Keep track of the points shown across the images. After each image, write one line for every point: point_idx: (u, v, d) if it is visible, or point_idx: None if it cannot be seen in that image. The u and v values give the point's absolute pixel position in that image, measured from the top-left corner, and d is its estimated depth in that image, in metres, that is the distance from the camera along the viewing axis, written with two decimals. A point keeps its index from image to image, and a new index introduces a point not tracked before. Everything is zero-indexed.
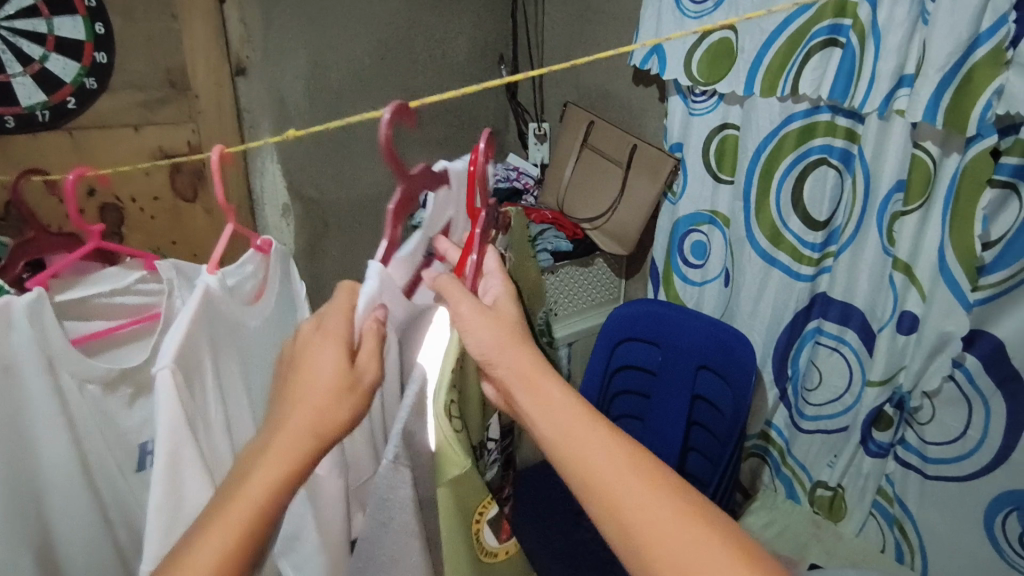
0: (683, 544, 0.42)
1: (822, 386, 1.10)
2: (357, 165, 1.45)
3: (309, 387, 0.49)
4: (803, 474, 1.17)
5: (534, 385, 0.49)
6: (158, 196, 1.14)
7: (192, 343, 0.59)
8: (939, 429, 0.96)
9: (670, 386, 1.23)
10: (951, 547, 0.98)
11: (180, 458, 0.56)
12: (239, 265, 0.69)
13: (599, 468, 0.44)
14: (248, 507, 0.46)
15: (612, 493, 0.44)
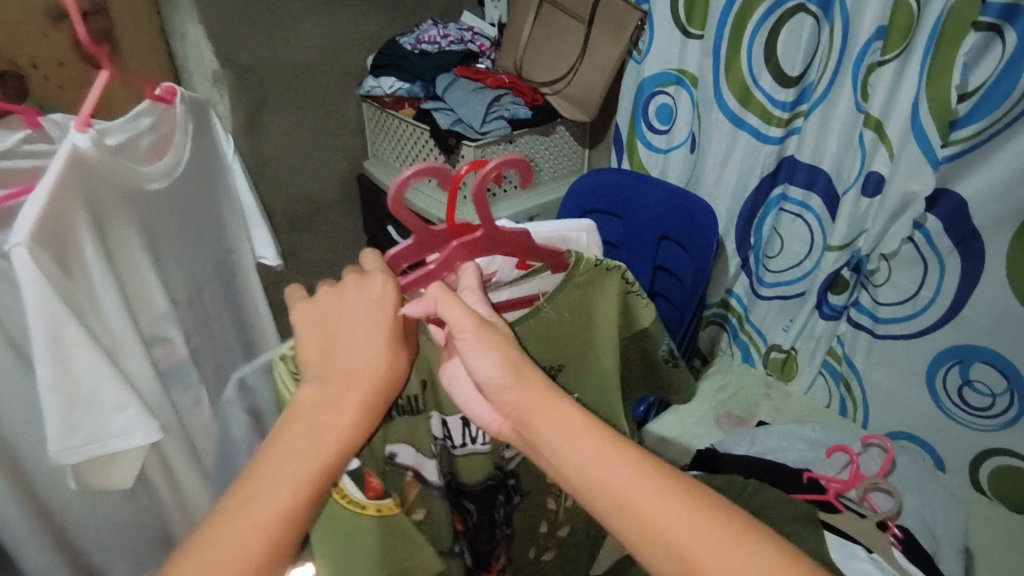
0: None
1: (783, 253, 1.09)
2: (292, 26, 1.30)
3: (355, 330, 0.47)
4: (759, 339, 1.19)
5: (558, 413, 0.44)
6: (64, 62, 1.00)
7: (60, 209, 0.56)
8: (893, 290, 0.96)
9: (631, 257, 1.21)
10: (892, 401, 1.02)
11: (66, 336, 0.55)
12: (132, 119, 0.67)
13: (652, 507, 0.40)
14: (319, 450, 0.43)
15: (693, 549, 0.39)
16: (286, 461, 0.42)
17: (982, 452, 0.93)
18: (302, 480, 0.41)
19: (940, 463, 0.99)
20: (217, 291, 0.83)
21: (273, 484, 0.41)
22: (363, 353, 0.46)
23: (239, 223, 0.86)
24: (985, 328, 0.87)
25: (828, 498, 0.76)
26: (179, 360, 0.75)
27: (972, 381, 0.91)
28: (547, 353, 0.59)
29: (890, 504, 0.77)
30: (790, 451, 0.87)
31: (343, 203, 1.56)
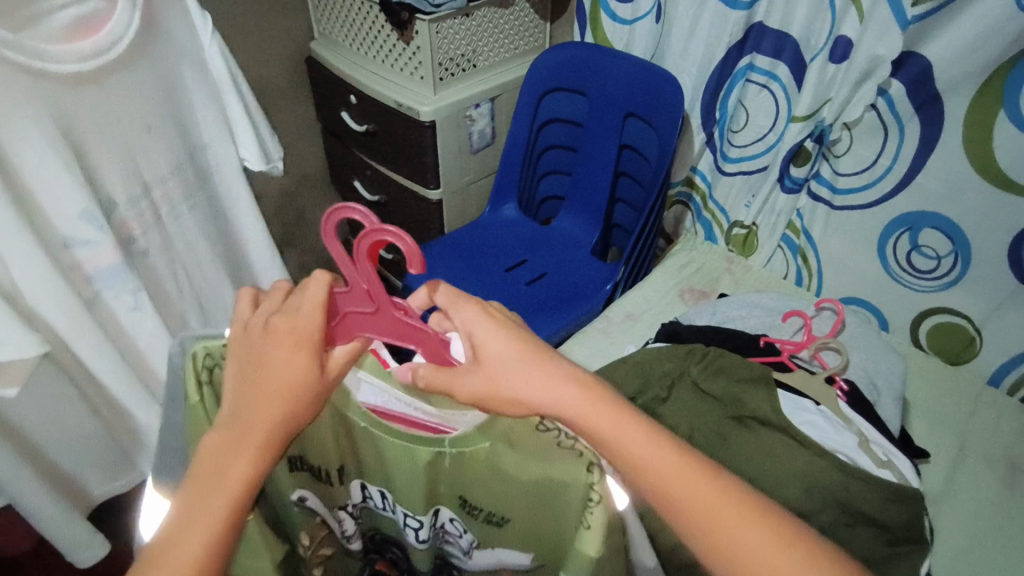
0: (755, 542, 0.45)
1: (748, 127, 1.08)
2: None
3: (273, 381, 0.48)
4: (721, 216, 1.21)
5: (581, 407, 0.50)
6: None
7: None
8: (853, 160, 0.97)
9: (596, 137, 1.18)
10: (844, 269, 1.07)
11: None
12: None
13: (670, 481, 0.47)
14: (227, 498, 0.45)
15: (704, 511, 0.46)
16: (198, 515, 0.44)
17: (923, 312, 0.99)
18: (208, 531, 0.44)
19: (884, 323, 1.05)
20: (178, 182, 0.78)
21: (187, 538, 0.44)
22: (276, 399, 0.48)
23: (209, 101, 0.77)
24: (939, 193, 0.89)
25: (782, 359, 0.82)
26: (105, 260, 0.72)
27: (920, 246, 0.95)
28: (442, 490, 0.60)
29: (837, 360, 0.83)
30: (749, 316, 0.92)
31: (294, 90, 1.47)
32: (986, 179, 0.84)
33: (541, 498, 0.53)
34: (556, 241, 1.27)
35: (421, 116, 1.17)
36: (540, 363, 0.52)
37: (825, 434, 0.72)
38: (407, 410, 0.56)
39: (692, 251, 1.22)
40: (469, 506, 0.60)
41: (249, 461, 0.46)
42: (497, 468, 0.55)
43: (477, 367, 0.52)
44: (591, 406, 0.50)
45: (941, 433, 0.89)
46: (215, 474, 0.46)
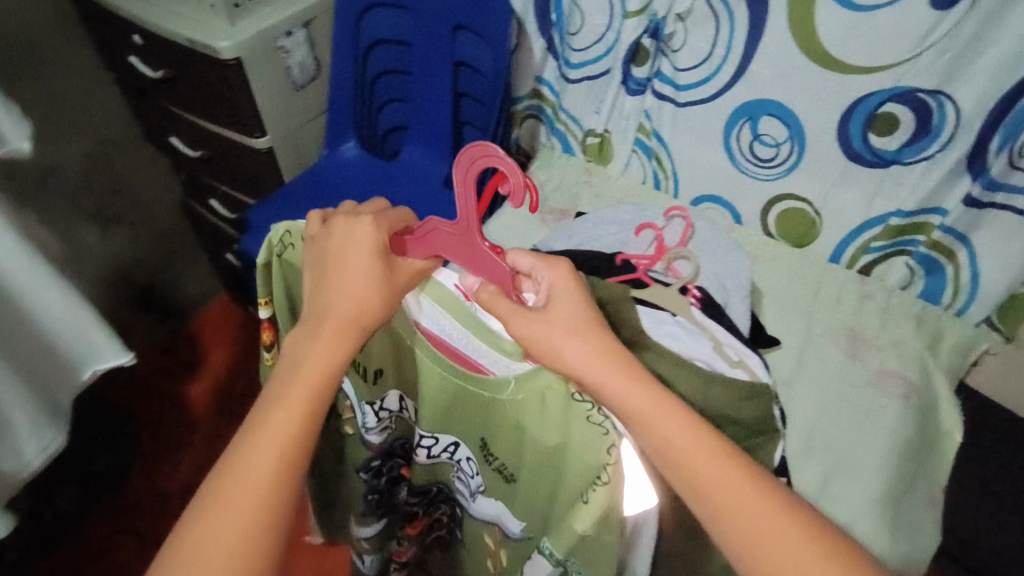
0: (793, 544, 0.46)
1: (585, 29, 1.00)
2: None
3: (346, 276, 0.59)
4: (574, 126, 1.16)
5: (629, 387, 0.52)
6: None
7: None
8: (691, 53, 0.93)
9: (427, 56, 1.07)
10: (697, 168, 1.06)
11: None
12: None
13: (723, 467, 0.49)
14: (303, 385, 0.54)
15: (753, 511, 0.48)
16: (292, 393, 0.54)
17: (771, 200, 1.00)
18: (299, 406, 0.53)
19: (737, 216, 1.07)
20: None
21: (274, 417, 0.52)
22: (345, 296, 0.58)
23: None
24: (773, 79, 0.88)
25: (637, 276, 0.79)
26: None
27: (761, 135, 0.95)
28: (468, 430, 0.66)
29: (690, 268, 0.82)
30: (615, 219, 0.91)
31: (60, 36, 1.21)
32: (813, 60, 0.83)
33: (551, 465, 0.57)
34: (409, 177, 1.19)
35: (221, 54, 1.00)
36: (593, 349, 0.54)
37: (682, 343, 0.73)
38: (458, 345, 0.60)
39: (550, 168, 1.18)
40: (487, 453, 0.66)
41: (326, 344, 0.56)
42: (520, 430, 0.58)
43: (548, 324, 0.56)
44: (635, 391, 0.52)
45: (792, 317, 0.93)
46: (301, 358, 0.56)
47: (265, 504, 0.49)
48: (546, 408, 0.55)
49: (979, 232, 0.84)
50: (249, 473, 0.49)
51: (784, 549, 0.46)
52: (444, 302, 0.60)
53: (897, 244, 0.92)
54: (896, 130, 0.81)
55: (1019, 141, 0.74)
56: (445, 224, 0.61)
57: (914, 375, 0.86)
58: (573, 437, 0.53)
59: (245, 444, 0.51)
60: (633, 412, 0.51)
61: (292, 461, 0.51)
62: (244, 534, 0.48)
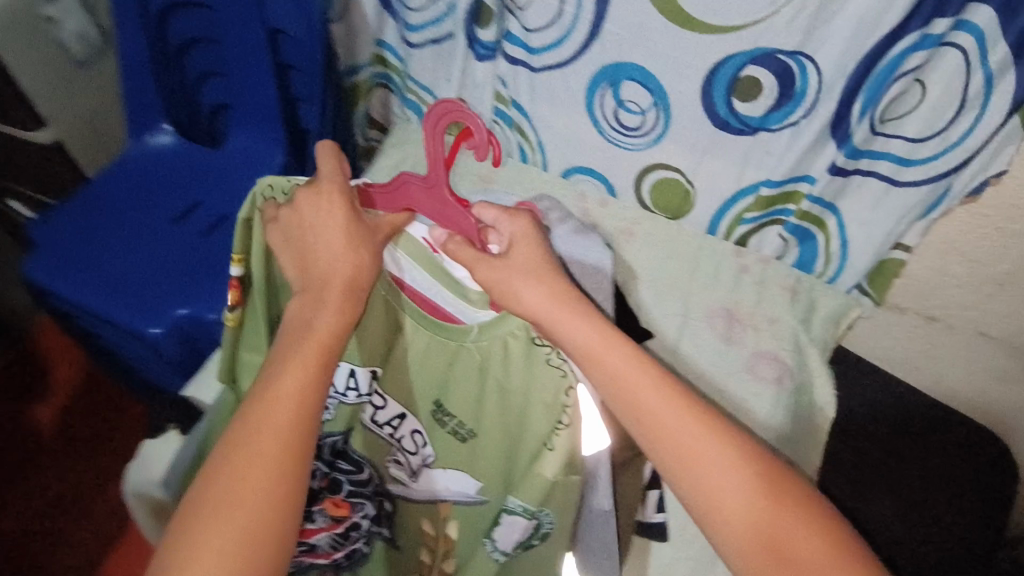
0: (724, 487, 0.53)
1: None
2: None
3: (324, 238, 0.58)
4: (427, 95, 1.01)
5: (610, 368, 0.56)
6: None
7: None
8: (539, 12, 0.81)
9: (235, 22, 0.89)
10: (562, 139, 0.95)
11: None
12: None
13: (670, 423, 0.55)
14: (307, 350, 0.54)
15: (694, 446, 0.54)
16: (301, 357, 0.54)
17: (641, 171, 0.92)
18: (309, 369, 0.53)
19: (611, 189, 0.98)
20: None
21: (283, 386, 0.52)
22: (326, 262, 0.58)
23: None
24: (626, 39, 0.78)
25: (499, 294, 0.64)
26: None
27: (624, 102, 0.85)
28: (426, 389, 0.69)
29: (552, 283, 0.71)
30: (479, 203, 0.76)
31: None
32: (667, 18, 0.73)
33: (512, 414, 0.64)
34: (238, 170, 1.02)
35: None
36: (550, 292, 0.58)
37: None
38: (431, 296, 0.66)
39: (404, 146, 1.05)
40: (441, 413, 0.69)
41: (333, 305, 0.56)
42: (487, 378, 0.64)
43: (510, 270, 0.59)
44: (586, 332, 0.57)
45: (667, 301, 0.89)
46: (305, 325, 0.55)
47: (297, 450, 0.51)
48: (508, 353, 0.62)
49: (845, 199, 0.79)
50: (265, 438, 0.50)
51: (725, 487, 0.53)
52: (418, 256, 0.64)
53: (769, 214, 0.87)
54: (759, 95, 0.74)
55: (880, 105, 0.68)
56: (416, 178, 0.61)
57: (786, 354, 0.84)
58: (535, 378, 0.60)
59: (260, 407, 0.51)
60: (583, 347, 0.57)
61: (296, 441, 0.51)
62: (267, 504, 0.49)
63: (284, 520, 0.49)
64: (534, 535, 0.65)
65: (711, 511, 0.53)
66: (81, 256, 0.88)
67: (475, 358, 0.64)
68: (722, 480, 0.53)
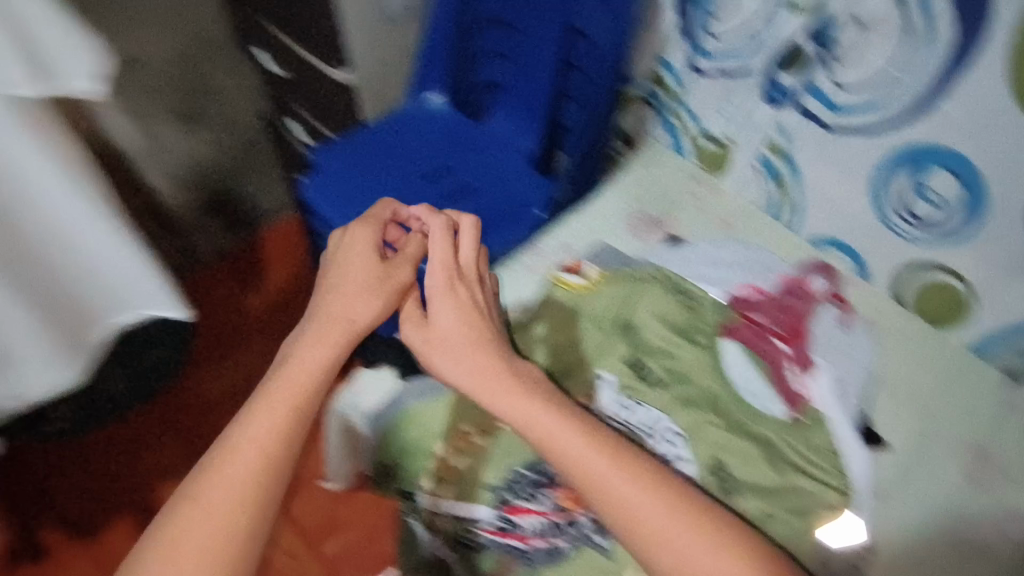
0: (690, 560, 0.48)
1: (732, 12, 0.82)
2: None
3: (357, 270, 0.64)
4: (691, 123, 0.98)
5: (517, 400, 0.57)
6: None
7: None
8: (863, 67, 0.73)
9: (536, 15, 0.92)
10: (829, 206, 0.87)
11: None
12: None
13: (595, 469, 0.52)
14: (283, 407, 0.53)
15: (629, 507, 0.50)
16: (283, 392, 0.54)
17: (912, 265, 0.82)
18: (275, 419, 0.52)
19: (863, 270, 0.88)
20: None
21: (241, 437, 0.51)
22: (347, 303, 0.61)
23: None
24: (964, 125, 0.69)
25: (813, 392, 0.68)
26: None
27: (924, 188, 0.75)
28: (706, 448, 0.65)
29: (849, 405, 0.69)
30: (723, 271, 0.77)
31: None
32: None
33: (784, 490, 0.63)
34: (489, 147, 1.05)
35: None
36: (476, 339, 0.62)
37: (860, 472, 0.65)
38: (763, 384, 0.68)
39: (649, 167, 1.01)
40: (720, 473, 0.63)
41: (315, 359, 0.56)
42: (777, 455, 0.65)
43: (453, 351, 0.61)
44: (532, 404, 0.57)
45: (907, 414, 0.76)
46: (318, 338, 0.58)
47: (260, 485, 0.49)
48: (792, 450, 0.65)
49: None
50: (236, 467, 0.49)
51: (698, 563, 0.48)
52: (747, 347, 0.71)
53: None
54: None
55: None
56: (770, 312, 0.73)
57: None
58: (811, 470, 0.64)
59: (229, 449, 0.50)
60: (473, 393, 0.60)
61: (256, 487, 0.49)
62: (233, 521, 0.47)
63: (254, 537, 0.48)
64: None
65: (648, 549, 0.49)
66: (348, 190, 0.96)
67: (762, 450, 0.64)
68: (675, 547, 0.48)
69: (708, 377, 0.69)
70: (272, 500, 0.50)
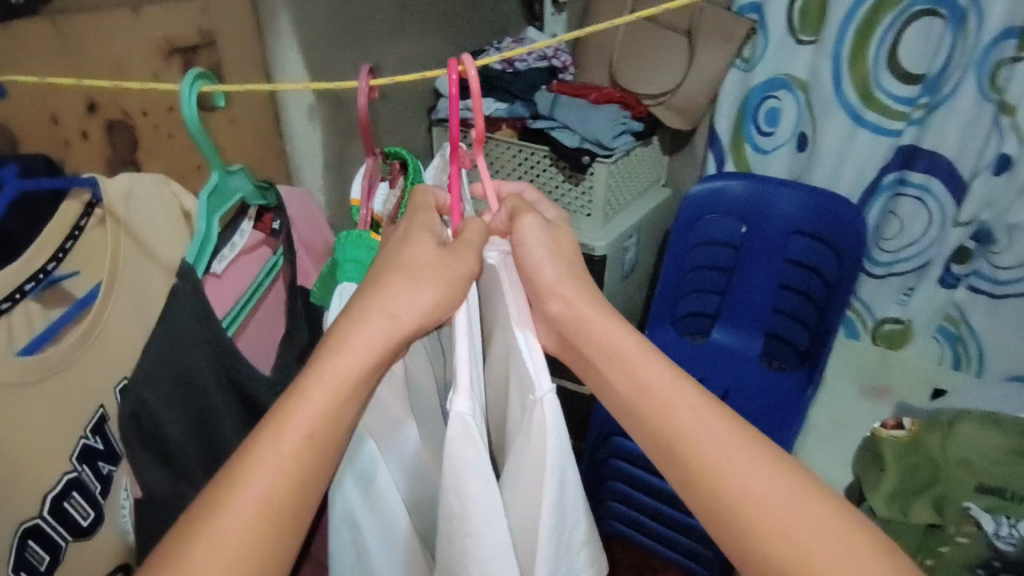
0: (804, 532, 0.44)
1: (902, 232, 1.20)
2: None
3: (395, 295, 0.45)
4: (866, 313, 1.32)
5: (639, 368, 0.50)
6: (174, 106, 0.83)
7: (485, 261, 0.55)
8: (1015, 255, 1.10)
9: (757, 257, 1.25)
10: (1007, 350, 1.19)
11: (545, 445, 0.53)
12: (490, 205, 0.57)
13: (689, 423, 0.48)
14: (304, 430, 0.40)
15: (752, 481, 0.45)
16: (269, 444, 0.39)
17: None
18: (278, 475, 0.39)
19: None
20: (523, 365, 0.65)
21: (252, 479, 0.38)
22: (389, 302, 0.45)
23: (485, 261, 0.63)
24: None
25: None
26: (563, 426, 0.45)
27: None
28: None
29: None
30: (999, 401, 1.05)
31: None
32: None
33: None
34: (729, 364, 1.29)
35: (595, 251, 1.20)
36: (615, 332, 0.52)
37: None
38: None
39: (846, 351, 1.31)
40: None
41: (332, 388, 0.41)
42: None
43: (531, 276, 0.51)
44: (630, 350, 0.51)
45: None
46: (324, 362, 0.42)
47: (254, 538, 0.38)
48: None
49: None
50: (230, 530, 0.37)
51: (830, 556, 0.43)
52: None
53: None
54: None
55: None
56: None
57: None
58: None
59: (230, 499, 0.38)
60: (649, 386, 0.50)
61: (279, 506, 0.39)
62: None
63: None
64: None
65: (776, 538, 0.44)
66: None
67: None
68: (799, 529, 0.44)
69: None
70: (274, 558, 0.38)
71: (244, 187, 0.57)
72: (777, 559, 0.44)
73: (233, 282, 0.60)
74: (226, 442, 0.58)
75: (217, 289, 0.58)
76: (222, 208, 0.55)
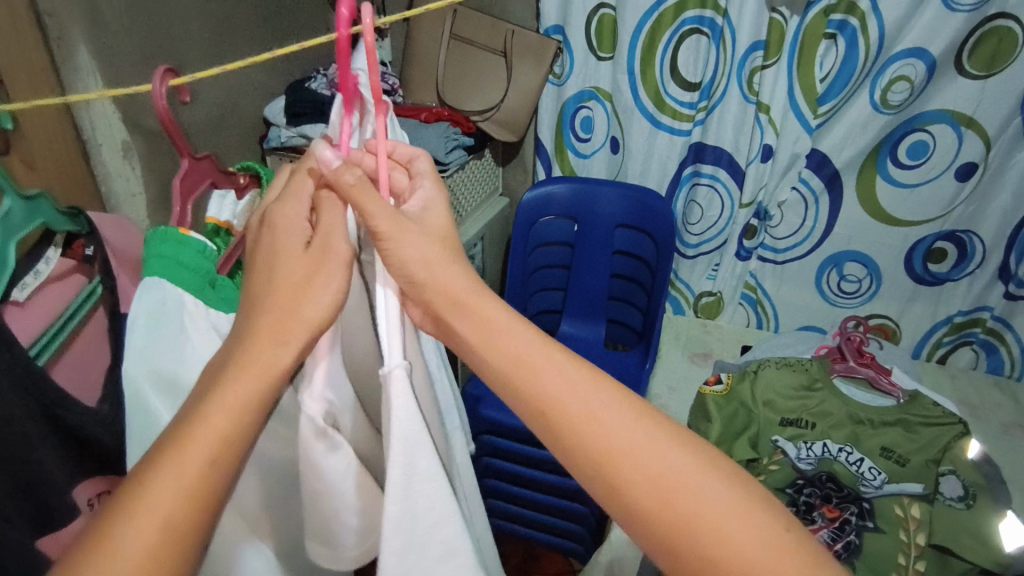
0: (627, 441, 0.44)
1: (703, 217, 1.39)
2: (182, 33, 1.00)
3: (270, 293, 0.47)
4: (686, 291, 1.51)
5: (479, 314, 0.49)
6: None
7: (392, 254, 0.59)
8: (786, 227, 1.35)
9: (590, 251, 1.38)
10: (793, 305, 1.45)
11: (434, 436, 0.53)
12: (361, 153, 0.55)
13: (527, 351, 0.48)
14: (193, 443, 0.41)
15: (572, 399, 0.46)
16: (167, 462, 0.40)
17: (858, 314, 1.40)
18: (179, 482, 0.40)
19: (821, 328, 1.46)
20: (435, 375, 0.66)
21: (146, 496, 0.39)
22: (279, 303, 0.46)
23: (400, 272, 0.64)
24: (847, 235, 1.32)
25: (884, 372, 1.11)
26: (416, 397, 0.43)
27: (846, 275, 1.36)
28: (873, 441, 1.03)
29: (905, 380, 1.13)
30: (788, 350, 1.26)
31: None
32: (878, 220, 1.27)
33: (923, 443, 1.01)
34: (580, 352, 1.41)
35: None
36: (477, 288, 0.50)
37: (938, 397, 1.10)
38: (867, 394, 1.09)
39: (674, 325, 1.50)
40: (887, 452, 1.02)
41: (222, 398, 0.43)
42: (905, 422, 1.03)
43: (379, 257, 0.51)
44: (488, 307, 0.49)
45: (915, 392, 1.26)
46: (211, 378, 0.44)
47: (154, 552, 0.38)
48: (908, 417, 1.04)
49: (1015, 316, 1.29)
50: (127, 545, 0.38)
51: (651, 460, 0.44)
52: (852, 383, 1.11)
53: (962, 335, 1.35)
54: (946, 257, 1.27)
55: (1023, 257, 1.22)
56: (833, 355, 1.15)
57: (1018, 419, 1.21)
58: (919, 402, 1.05)
59: (122, 521, 0.38)
60: (491, 324, 0.48)
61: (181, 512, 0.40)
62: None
63: None
64: (964, 497, 0.94)
65: (601, 445, 0.44)
66: None
67: (895, 429, 1.04)
68: (619, 438, 0.44)
69: (838, 405, 1.07)
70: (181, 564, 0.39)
71: (48, 213, 0.53)
72: (591, 448, 0.44)
73: (40, 313, 0.55)
74: (41, 465, 0.51)
75: (19, 317, 0.53)
76: (18, 234, 0.51)
